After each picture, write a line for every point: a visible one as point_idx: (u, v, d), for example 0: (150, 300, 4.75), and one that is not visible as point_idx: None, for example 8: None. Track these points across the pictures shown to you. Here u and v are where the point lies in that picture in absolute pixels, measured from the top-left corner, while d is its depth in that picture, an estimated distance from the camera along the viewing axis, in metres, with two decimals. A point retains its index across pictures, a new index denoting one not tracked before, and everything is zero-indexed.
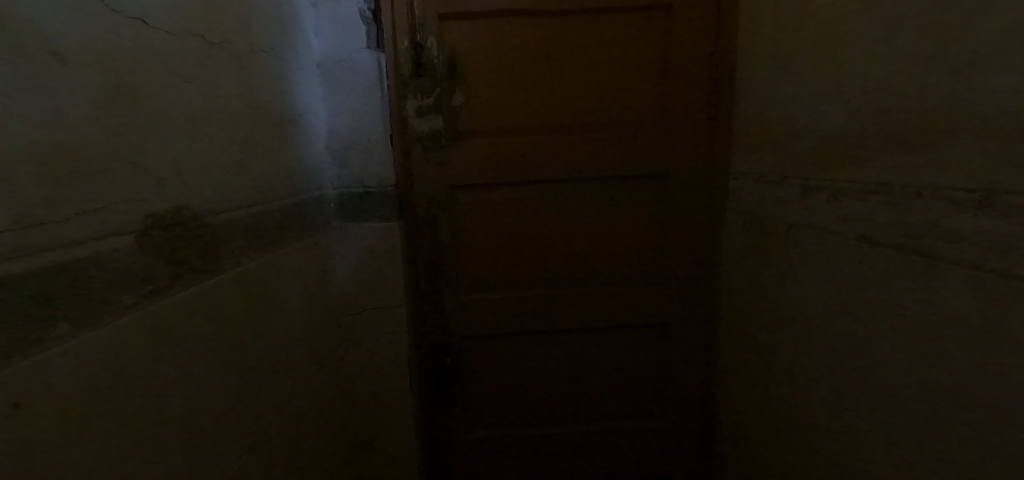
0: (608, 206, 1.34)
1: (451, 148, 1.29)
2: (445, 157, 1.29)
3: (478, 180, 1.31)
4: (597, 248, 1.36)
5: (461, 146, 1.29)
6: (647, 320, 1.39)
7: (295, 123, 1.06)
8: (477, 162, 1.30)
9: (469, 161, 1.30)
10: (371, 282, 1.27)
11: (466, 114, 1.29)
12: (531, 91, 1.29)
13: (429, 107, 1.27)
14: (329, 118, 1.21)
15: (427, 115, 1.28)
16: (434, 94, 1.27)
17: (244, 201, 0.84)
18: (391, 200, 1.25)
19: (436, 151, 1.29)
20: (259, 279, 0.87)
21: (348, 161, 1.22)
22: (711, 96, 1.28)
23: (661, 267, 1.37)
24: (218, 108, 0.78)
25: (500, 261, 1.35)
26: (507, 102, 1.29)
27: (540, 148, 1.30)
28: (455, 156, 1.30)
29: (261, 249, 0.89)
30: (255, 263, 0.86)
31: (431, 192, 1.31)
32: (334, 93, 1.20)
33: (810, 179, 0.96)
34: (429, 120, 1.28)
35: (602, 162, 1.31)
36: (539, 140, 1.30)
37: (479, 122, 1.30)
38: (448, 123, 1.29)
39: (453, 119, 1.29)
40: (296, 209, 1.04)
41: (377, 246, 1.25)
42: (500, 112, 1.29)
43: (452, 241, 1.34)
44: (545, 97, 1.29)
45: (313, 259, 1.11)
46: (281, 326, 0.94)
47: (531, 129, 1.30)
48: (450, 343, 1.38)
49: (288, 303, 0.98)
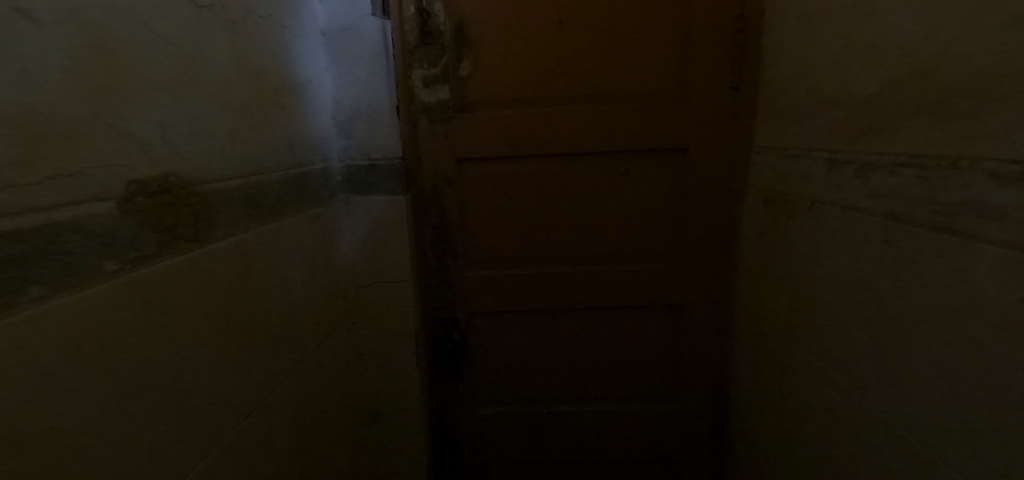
0: (621, 182, 1.28)
1: (458, 120, 1.26)
2: (452, 130, 1.26)
3: (487, 154, 1.27)
4: (609, 225, 1.31)
5: (469, 118, 1.26)
6: (660, 301, 1.35)
7: (297, 93, 1.04)
8: (485, 134, 1.26)
9: (477, 133, 1.26)
10: (378, 256, 1.26)
11: (474, 85, 1.25)
12: (542, 60, 1.23)
13: (435, 77, 1.24)
14: (334, 88, 1.18)
15: (433, 85, 1.24)
16: (441, 64, 1.23)
17: (239, 170, 0.83)
18: (397, 173, 1.23)
19: (444, 122, 1.26)
20: (257, 250, 0.86)
21: (354, 133, 1.20)
22: (735, 64, 1.20)
23: (675, 245, 1.32)
24: (209, 74, 0.76)
25: (509, 238, 1.32)
26: (517, 72, 1.24)
27: (551, 121, 1.25)
28: (463, 129, 1.26)
29: (259, 220, 0.88)
30: (252, 234, 0.85)
31: (438, 166, 1.28)
32: (339, 62, 1.17)
33: (837, 152, 0.89)
34: (437, 90, 1.24)
35: (616, 135, 1.25)
36: (549, 112, 1.25)
37: (487, 93, 1.25)
38: (455, 93, 1.25)
39: (460, 89, 1.25)
40: (297, 180, 1.03)
41: (383, 219, 1.24)
42: (510, 83, 1.24)
43: (459, 217, 1.31)
44: (557, 67, 1.23)
45: (316, 232, 1.10)
46: (282, 298, 0.94)
47: (542, 100, 1.25)
48: (457, 319, 1.37)
49: (290, 275, 0.97)
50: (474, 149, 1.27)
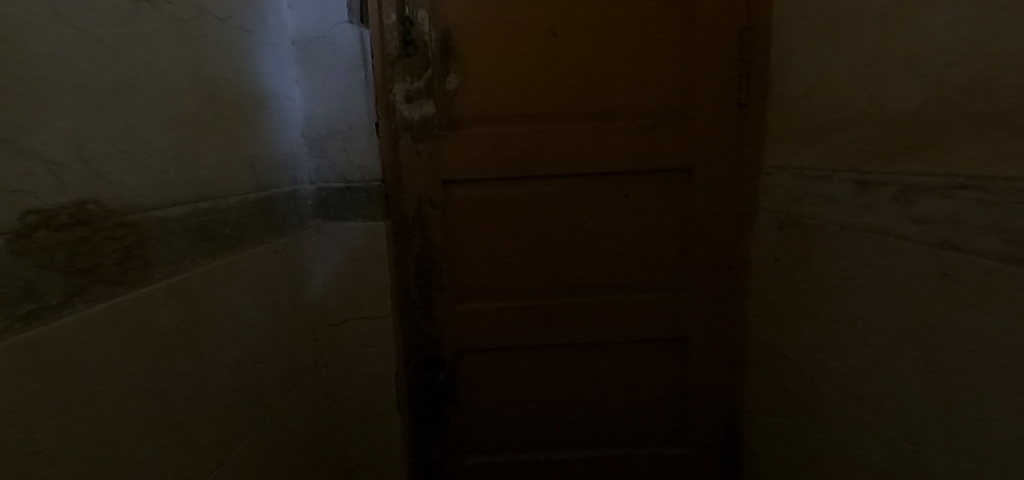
0: (622, 206, 1.18)
1: (444, 139, 1.14)
2: (437, 149, 1.15)
3: (476, 175, 1.16)
4: (609, 252, 1.21)
5: (456, 137, 1.15)
6: (665, 334, 1.24)
7: (261, 107, 0.91)
8: (474, 154, 1.15)
9: (465, 153, 1.15)
10: (355, 288, 1.12)
11: (462, 101, 1.14)
12: (536, 73, 1.13)
13: (419, 91, 1.13)
14: (305, 102, 1.06)
15: (416, 100, 1.13)
16: (425, 77, 1.13)
17: (186, 195, 0.69)
18: (376, 197, 1.11)
19: (428, 141, 1.15)
20: (209, 289, 0.72)
21: (328, 152, 1.08)
22: (743, 80, 1.12)
23: (681, 273, 1.22)
24: (150, 81, 0.63)
25: (501, 266, 1.20)
26: (509, 87, 1.14)
27: (546, 139, 1.15)
28: (449, 148, 1.15)
29: (211, 253, 0.74)
30: (203, 271, 0.71)
31: (422, 188, 1.16)
32: (311, 73, 1.05)
33: (869, 172, 0.80)
34: (420, 106, 1.13)
35: (616, 155, 1.15)
36: (543, 130, 1.15)
37: (476, 109, 1.15)
38: (441, 109, 1.14)
39: (447, 105, 1.14)
40: (261, 206, 0.90)
41: (360, 248, 1.11)
42: (501, 98, 1.14)
43: (446, 244, 1.19)
44: (552, 82, 1.14)
45: (283, 264, 0.96)
46: (238, 345, 0.79)
47: (536, 117, 1.15)
48: (443, 357, 1.23)
49: (248, 317, 0.83)
50: (462, 170, 1.16)
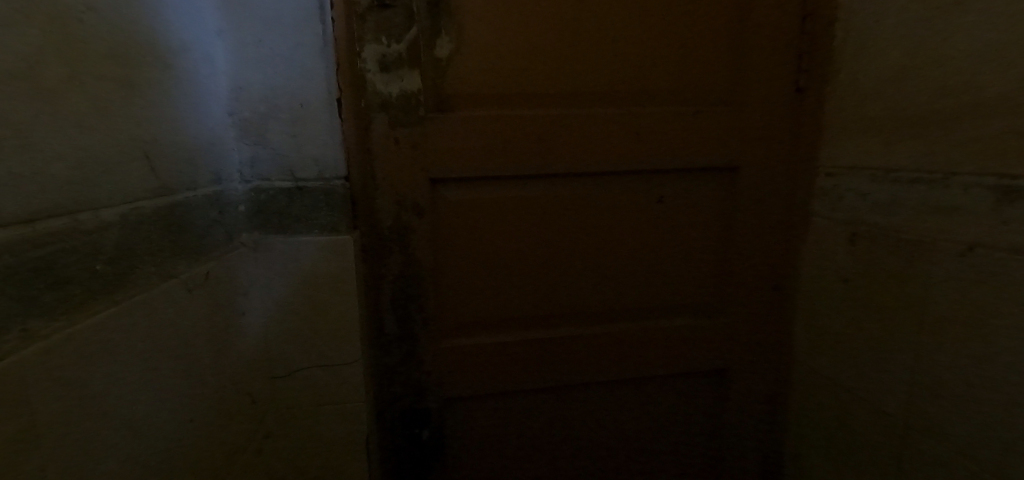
0: (655, 213, 0.94)
1: (432, 124, 0.86)
2: (421, 137, 0.87)
3: (472, 173, 0.88)
4: (637, 271, 0.97)
5: (447, 121, 0.87)
6: (699, 369, 1.02)
7: (158, 66, 0.60)
8: (470, 145, 0.88)
9: (458, 143, 0.87)
10: (310, 326, 0.83)
11: (455, 74, 0.87)
12: (553, 41, 0.87)
13: (397, 59, 0.84)
14: (233, 67, 0.77)
15: (394, 70, 0.84)
16: (407, 40, 0.84)
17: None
18: (338, 201, 0.82)
19: (410, 126, 0.86)
20: (41, 378, 0.41)
21: (268, 139, 0.80)
22: (803, 58, 0.90)
23: (718, 295, 1.00)
24: None
25: (502, 291, 0.94)
26: (517, 57, 0.87)
27: (562, 127, 0.89)
28: (437, 136, 0.87)
29: (51, 315, 0.42)
30: (31, 351, 0.40)
31: (400, 189, 0.87)
32: (242, 28, 0.76)
33: (1018, 177, 0.62)
34: (400, 77, 0.85)
35: (651, 149, 0.91)
36: (560, 115, 0.88)
37: (473, 86, 0.87)
38: (427, 84, 0.86)
39: (436, 79, 0.86)
40: (168, 218, 0.60)
41: (317, 272, 0.82)
42: (505, 72, 0.87)
43: (432, 263, 0.91)
44: (572, 52, 0.88)
45: (206, 302, 0.66)
46: (105, 459, 0.48)
47: (551, 97, 0.89)
48: (429, 409, 0.95)
49: (131, 405, 0.51)
50: (454, 166, 0.88)
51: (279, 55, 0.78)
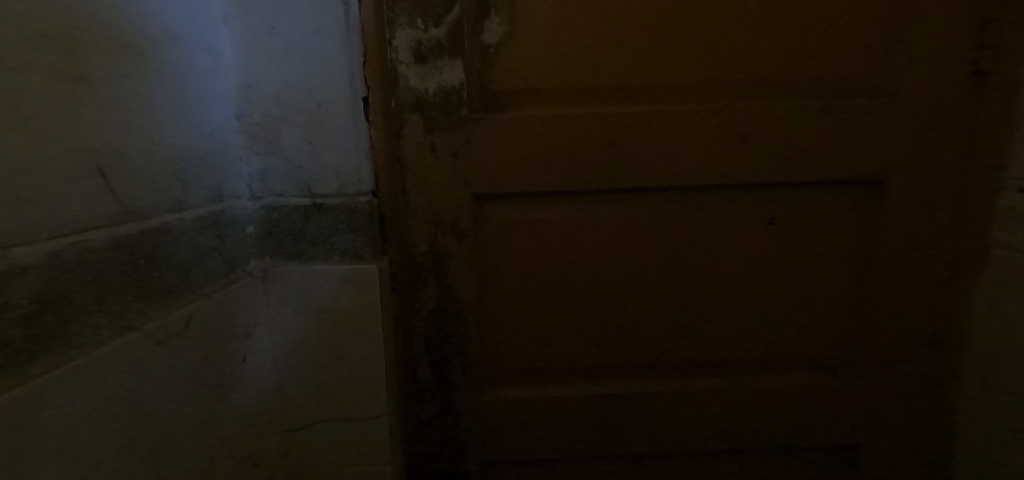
0: (763, 238, 0.73)
1: (477, 126, 0.70)
2: (464, 143, 0.70)
3: (526, 187, 0.71)
4: (737, 312, 0.75)
5: (495, 123, 0.70)
6: (817, 441, 0.78)
7: (126, 60, 0.47)
8: (524, 152, 0.70)
9: (509, 150, 0.70)
10: (329, 374, 0.69)
11: (507, 65, 0.70)
12: (631, 18, 0.68)
13: (435, 46, 0.68)
14: (242, 61, 0.64)
15: (431, 61, 0.69)
16: (448, 24, 0.68)
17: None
18: (362, 222, 0.68)
19: (451, 129, 0.70)
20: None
21: (282, 147, 0.66)
22: (984, 30, 0.66)
23: (848, 348, 0.76)
24: None
25: (561, 334, 0.75)
26: (585, 40, 0.68)
27: (642, 128, 0.69)
28: (483, 142, 0.70)
29: None
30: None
31: (437, 206, 0.72)
32: (250, 15, 0.63)
33: None
34: (438, 70, 0.69)
35: (760, 156, 0.70)
36: (640, 112, 0.69)
37: (529, 79, 0.70)
38: (472, 78, 0.70)
39: (483, 71, 0.70)
40: (133, 251, 0.47)
41: (336, 308, 0.68)
42: (570, 60, 0.69)
43: (476, 297, 0.74)
44: (657, 32, 0.68)
45: (195, 353, 0.52)
46: None
47: (627, 90, 0.70)
48: (469, 472, 0.78)
49: None
50: (504, 179, 0.71)
51: (293, 45, 0.64)
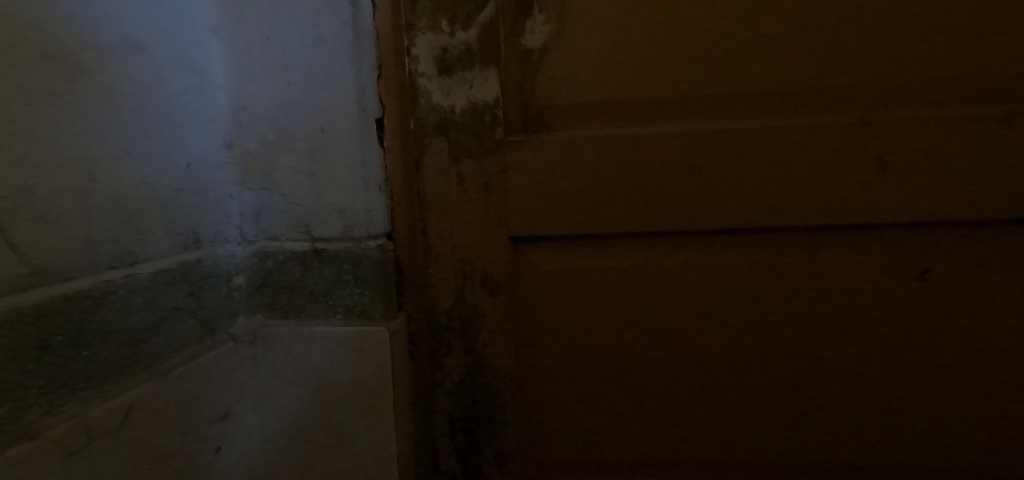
0: (909, 298, 0.52)
1: (516, 151, 0.55)
2: (500, 173, 0.56)
3: (576, 228, 0.56)
4: (875, 400, 0.54)
5: (538, 147, 0.55)
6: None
7: (57, 74, 0.36)
8: (575, 183, 0.55)
9: (556, 181, 0.55)
10: (326, 463, 0.54)
11: (554, 77, 0.56)
12: (716, 7, 0.53)
13: (463, 54, 0.55)
14: (235, 78, 0.53)
15: (458, 72, 0.56)
16: (480, 25, 0.55)
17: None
18: (371, 271, 0.54)
19: (482, 156, 0.56)
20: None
21: (278, 180, 0.54)
22: None
23: None
24: None
25: (623, 418, 0.58)
26: (656, 36, 0.54)
27: (733, 150, 0.53)
28: (522, 171, 0.56)
29: None
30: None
31: (463, 252, 0.58)
32: (245, 23, 0.53)
33: None
34: (467, 83, 0.56)
35: (901, 184, 0.51)
36: (728, 129, 0.52)
37: (581, 93, 0.55)
38: (509, 91, 0.56)
39: (524, 82, 0.56)
40: (42, 324, 0.34)
41: (336, 380, 0.54)
42: (634, 64, 0.54)
43: (512, 367, 0.59)
44: (751, 24, 0.52)
45: (133, 456, 0.39)
46: None
47: (713, 100, 0.53)
48: None
49: None
50: (549, 218, 0.56)
51: (292, 57, 0.53)
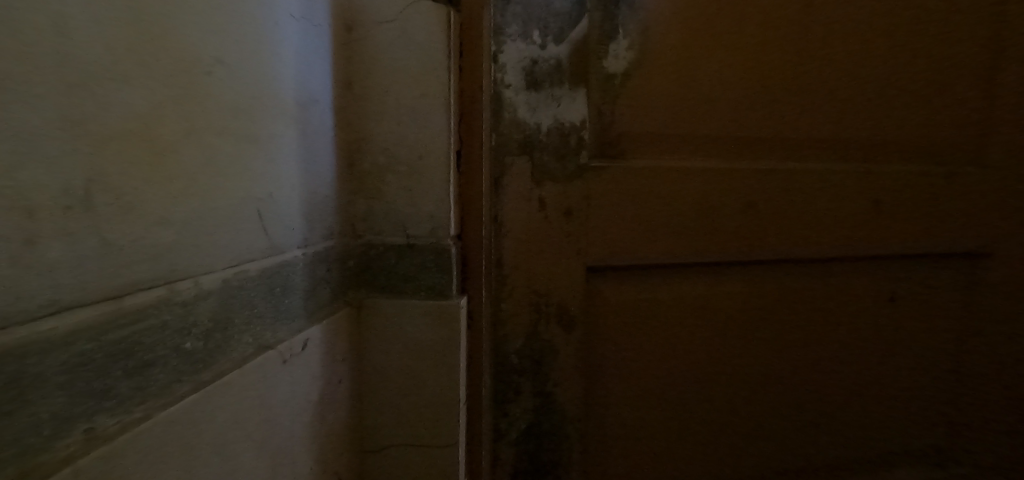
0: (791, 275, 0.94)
1: (594, 175, 0.82)
2: (580, 200, 0.83)
3: (626, 241, 0.85)
4: (772, 344, 0.94)
5: (611, 176, 0.83)
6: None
7: (284, 121, 0.57)
8: (629, 203, 0.84)
9: (616, 206, 0.84)
10: (406, 399, 0.76)
11: (624, 115, 0.84)
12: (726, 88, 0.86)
13: (552, 67, 0.80)
14: (357, 116, 0.74)
15: (545, 90, 0.80)
16: (567, 44, 0.80)
17: (54, 287, 0.30)
18: (448, 262, 0.75)
19: (565, 175, 0.82)
20: (131, 473, 0.34)
21: (385, 191, 0.75)
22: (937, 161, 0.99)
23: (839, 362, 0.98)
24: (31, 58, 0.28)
25: (647, 365, 0.89)
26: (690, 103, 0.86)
27: (723, 182, 0.87)
28: (596, 196, 0.83)
29: (125, 406, 0.35)
30: (93, 454, 0.31)
31: (539, 258, 0.83)
32: (369, 77, 0.73)
33: None
34: (549, 105, 0.81)
35: (804, 208, 0.91)
36: (722, 169, 0.87)
37: (641, 131, 0.85)
38: (591, 121, 0.83)
39: (603, 107, 0.83)
40: (272, 279, 0.55)
41: (419, 338, 0.75)
42: (671, 124, 0.86)
43: (565, 383, 0.86)
44: (743, 102, 0.88)
45: (307, 372, 0.60)
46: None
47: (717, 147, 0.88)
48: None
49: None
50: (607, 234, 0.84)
51: (402, 104, 0.73)
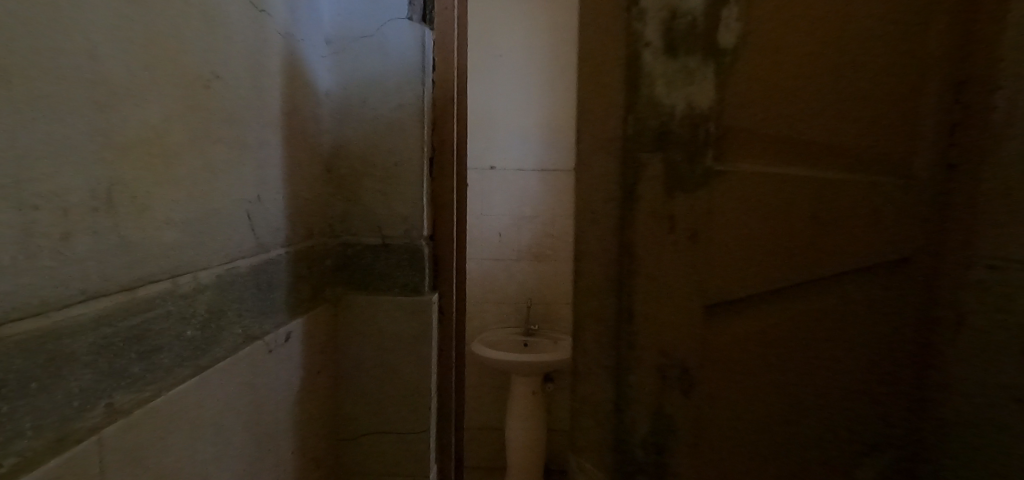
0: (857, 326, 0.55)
1: (734, 176, 0.42)
2: (704, 231, 0.43)
3: (831, 268, 0.41)
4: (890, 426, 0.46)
5: (749, 176, 0.42)
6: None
7: (270, 130, 0.61)
8: (749, 227, 0.42)
9: (755, 231, 0.42)
10: (381, 389, 0.81)
11: (743, 86, 0.41)
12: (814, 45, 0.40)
13: (692, 27, 0.41)
14: (336, 125, 0.79)
15: (683, 56, 0.42)
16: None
17: (83, 278, 0.35)
18: (421, 261, 0.81)
19: (689, 190, 0.43)
20: (153, 441, 0.40)
21: (362, 196, 0.80)
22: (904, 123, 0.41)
23: None
24: (55, 82, 0.33)
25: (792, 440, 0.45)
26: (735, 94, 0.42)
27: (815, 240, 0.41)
28: (722, 219, 0.43)
29: (139, 384, 0.40)
30: (116, 424, 0.36)
31: (665, 330, 0.45)
32: (350, 87, 0.78)
33: None
34: (689, 79, 0.42)
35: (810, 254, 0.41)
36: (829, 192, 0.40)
37: (763, 128, 0.41)
38: (729, 91, 0.41)
39: (721, 84, 0.41)
40: (260, 274, 0.59)
41: (395, 333, 0.80)
42: (774, 117, 0.41)
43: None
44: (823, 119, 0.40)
45: (290, 363, 0.65)
46: None
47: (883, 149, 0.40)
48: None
49: (216, 469, 0.49)
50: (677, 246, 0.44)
51: (379, 113, 0.79)
